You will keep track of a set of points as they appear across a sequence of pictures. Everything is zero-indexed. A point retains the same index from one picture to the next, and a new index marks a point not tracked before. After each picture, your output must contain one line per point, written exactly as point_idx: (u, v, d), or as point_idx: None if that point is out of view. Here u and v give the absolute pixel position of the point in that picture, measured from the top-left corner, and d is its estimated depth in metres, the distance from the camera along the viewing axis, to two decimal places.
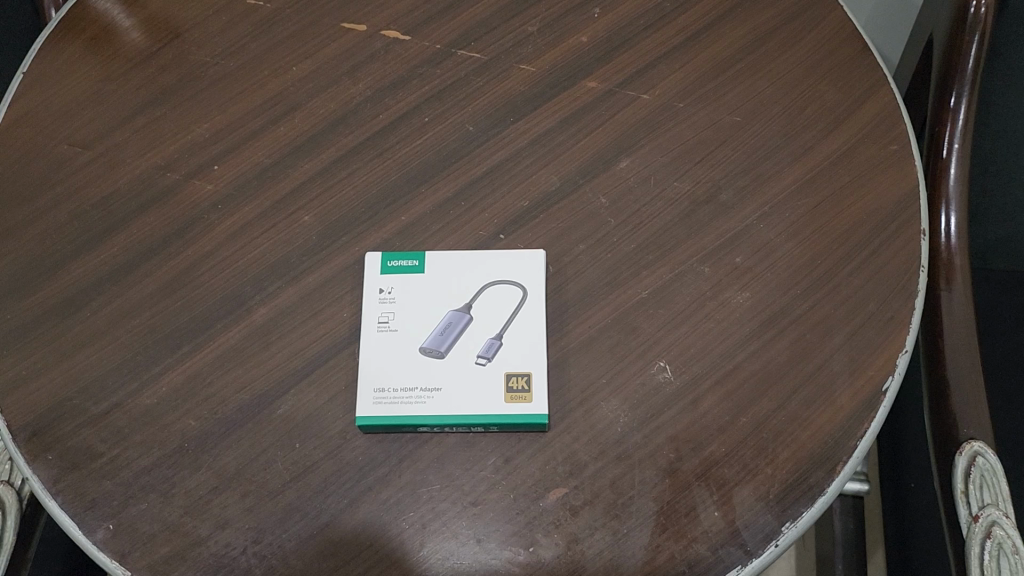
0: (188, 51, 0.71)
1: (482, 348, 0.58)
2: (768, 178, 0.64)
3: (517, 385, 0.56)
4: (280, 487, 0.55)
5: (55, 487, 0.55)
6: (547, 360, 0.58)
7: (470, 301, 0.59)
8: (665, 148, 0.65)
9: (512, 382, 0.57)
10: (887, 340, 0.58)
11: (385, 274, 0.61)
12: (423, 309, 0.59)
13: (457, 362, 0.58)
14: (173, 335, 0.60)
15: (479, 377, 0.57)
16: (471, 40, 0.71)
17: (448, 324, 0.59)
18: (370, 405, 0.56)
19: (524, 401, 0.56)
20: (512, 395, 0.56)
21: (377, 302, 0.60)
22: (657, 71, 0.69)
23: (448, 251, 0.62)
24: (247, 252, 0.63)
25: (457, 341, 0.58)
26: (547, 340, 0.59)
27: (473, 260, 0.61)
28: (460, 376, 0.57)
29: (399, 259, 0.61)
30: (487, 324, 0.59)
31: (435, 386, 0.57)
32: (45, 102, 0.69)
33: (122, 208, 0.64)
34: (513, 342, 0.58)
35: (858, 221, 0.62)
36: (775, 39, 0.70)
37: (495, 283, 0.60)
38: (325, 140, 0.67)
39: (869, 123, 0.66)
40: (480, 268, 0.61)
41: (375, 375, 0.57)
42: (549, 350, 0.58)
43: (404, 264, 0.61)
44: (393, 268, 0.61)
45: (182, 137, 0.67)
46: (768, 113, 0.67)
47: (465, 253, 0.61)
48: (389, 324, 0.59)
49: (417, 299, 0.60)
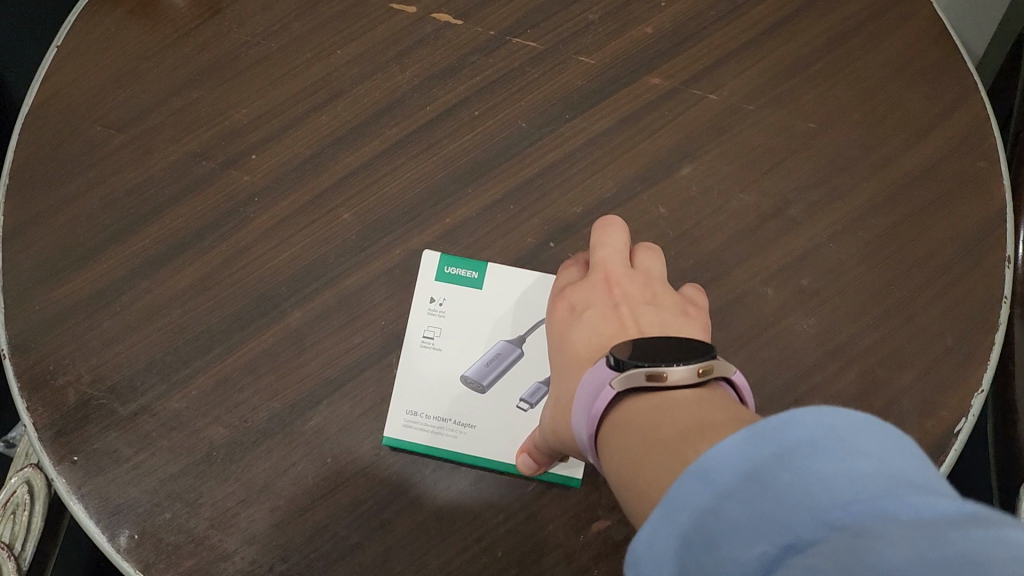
0: (228, 28, 0.66)
1: (527, 391, 0.56)
2: (841, 192, 0.59)
3: None
4: (309, 503, 0.53)
5: (79, 490, 0.54)
6: None
7: (523, 335, 0.58)
8: (733, 154, 0.61)
9: None
10: (960, 378, 0.54)
11: (440, 280, 0.59)
12: (469, 333, 0.58)
13: (497, 399, 0.56)
14: (205, 336, 0.57)
15: (518, 421, 0.56)
16: (528, 27, 0.65)
17: (497, 354, 0.57)
18: (399, 427, 0.55)
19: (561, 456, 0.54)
20: None
21: (424, 310, 0.58)
22: (729, 68, 0.63)
23: (509, 268, 0.59)
24: (285, 249, 0.60)
25: (503, 374, 0.57)
26: None
27: (533, 286, 0.59)
28: (499, 418, 0.56)
29: (457, 267, 0.59)
30: (536, 364, 0.57)
31: (471, 425, 0.56)
32: (74, 75, 0.65)
33: (158, 194, 0.61)
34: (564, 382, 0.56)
35: (938, 245, 0.57)
36: (861, 33, 0.64)
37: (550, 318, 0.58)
38: (369, 131, 0.63)
39: (957, 136, 0.60)
40: (538, 302, 0.58)
41: (411, 394, 0.56)
42: None
43: (462, 273, 0.59)
44: (449, 275, 0.59)
45: (218, 122, 0.63)
46: (848, 119, 0.61)
47: (527, 274, 0.59)
48: (434, 341, 0.57)
49: (466, 320, 0.58)
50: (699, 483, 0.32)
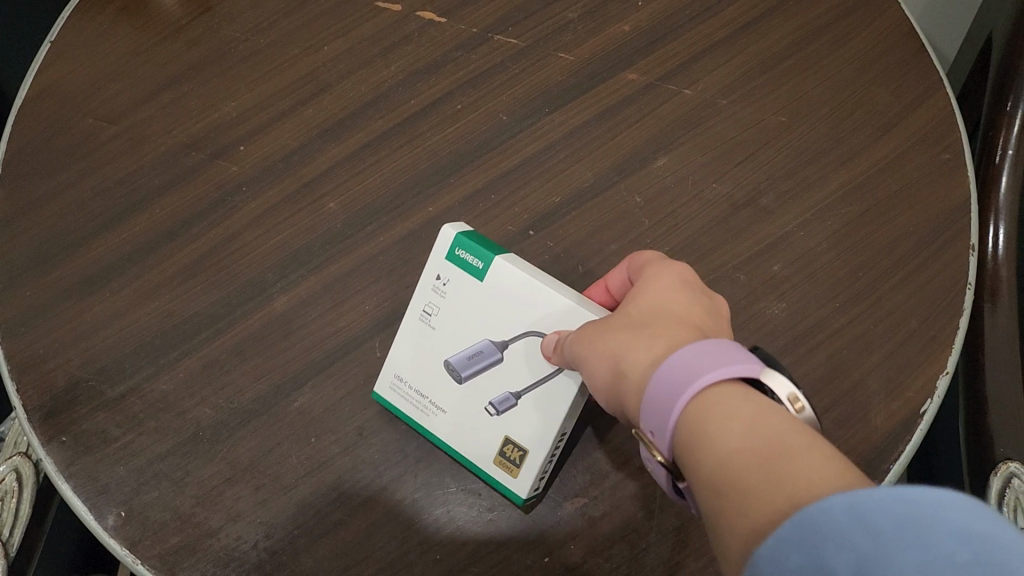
0: (218, 26, 0.69)
1: (497, 397, 0.53)
2: (811, 184, 0.61)
3: (510, 454, 0.53)
4: (294, 481, 0.54)
5: (68, 470, 0.55)
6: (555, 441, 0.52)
7: (510, 341, 0.53)
8: (706, 147, 0.63)
9: (508, 449, 0.53)
10: (927, 359, 0.55)
11: (448, 261, 0.56)
12: (464, 319, 0.55)
13: (471, 395, 0.54)
14: (192, 320, 0.59)
15: (483, 423, 0.54)
16: (509, 25, 0.68)
17: (479, 351, 0.53)
18: (385, 387, 0.56)
19: (509, 473, 0.53)
20: (501, 460, 0.53)
21: (427, 285, 0.56)
22: (702, 65, 0.66)
23: (516, 269, 0.54)
24: (271, 236, 0.61)
25: (478, 373, 0.53)
26: (563, 424, 0.52)
27: (532, 292, 0.53)
28: (467, 415, 0.54)
29: (467, 252, 0.55)
30: (516, 374, 0.53)
31: (439, 411, 0.55)
32: (69, 72, 0.68)
33: (148, 184, 0.63)
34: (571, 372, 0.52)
35: (903, 233, 0.59)
36: (827, 34, 0.67)
37: (536, 335, 0.53)
38: (354, 124, 0.65)
39: (922, 130, 0.63)
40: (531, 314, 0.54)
41: (400, 361, 0.56)
42: (560, 430, 0.52)
43: (470, 260, 0.55)
44: (457, 258, 0.56)
45: (208, 115, 0.66)
46: (816, 114, 0.64)
47: (529, 280, 0.53)
48: (430, 319, 0.56)
49: (465, 306, 0.55)
50: (845, 517, 0.30)
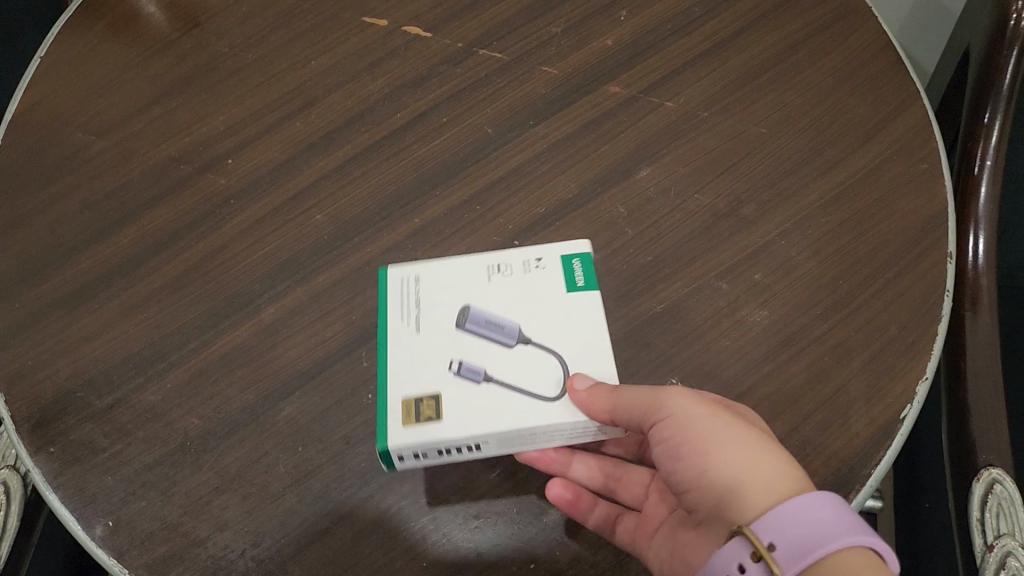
0: (208, 41, 0.71)
1: (470, 366, 0.53)
2: (791, 193, 0.62)
3: (424, 406, 0.52)
4: (280, 490, 0.53)
5: (56, 481, 0.54)
6: (465, 437, 0.51)
7: (531, 342, 0.54)
8: (687, 158, 0.64)
9: (426, 401, 0.52)
10: (908, 364, 0.55)
11: (559, 258, 0.58)
12: (514, 296, 0.57)
13: (451, 342, 0.55)
14: (181, 331, 0.59)
15: (437, 367, 0.54)
16: (493, 40, 0.70)
17: (501, 326, 0.55)
18: (397, 275, 0.59)
19: (403, 418, 0.52)
20: (413, 403, 0.52)
21: (524, 256, 0.59)
22: (682, 79, 0.68)
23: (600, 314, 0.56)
24: (259, 247, 0.62)
25: (486, 341, 0.55)
26: (485, 430, 0.51)
27: (591, 337, 0.55)
28: (434, 352, 0.55)
29: (583, 275, 0.57)
30: (504, 369, 0.53)
31: (417, 328, 0.56)
32: (61, 89, 0.69)
33: (137, 197, 0.64)
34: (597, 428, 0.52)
35: (883, 241, 0.60)
36: (802, 50, 0.69)
37: (560, 370, 0.53)
38: (341, 137, 0.66)
39: (897, 140, 0.64)
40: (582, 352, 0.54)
41: (432, 278, 0.58)
42: (478, 432, 0.51)
43: (579, 276, 0.57)
44: (569, 262, 0.58)
45: (197, 128, 0.67)
46: (794, 126, 0.65)
47: (601, 338, 0.55)
48: (493, 274, 0.58)
49: (527, 291, 0.57)
50: None
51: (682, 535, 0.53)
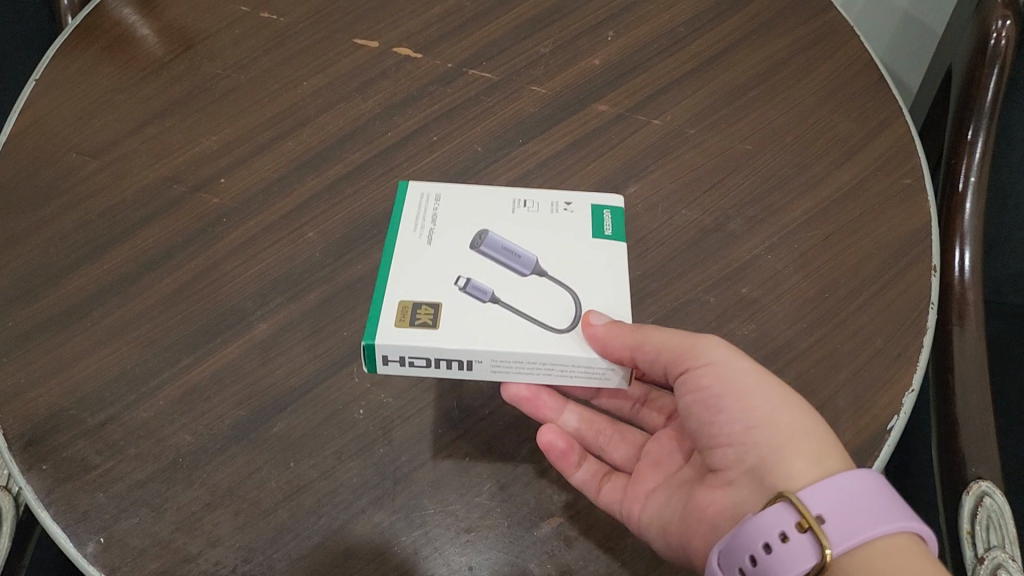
0: (200, 63, 0.73)
1: (478, 283, 0.55)
2: (777, 208, 0.63)
3: (422, 311, 0.53)
4: (273, 506, 0.53)
5: (48, 498, 0.53)
6: (457, 348, 0.52)
7: (546, 276, 0.56)
8: (675, 175, 0.65)
9: (424, 307, 0.53)
10: (893, 376, 0.55)
11: (588, 206, 0.61)
12: (536, 232, 0.59)
13: (463, 259, 0.57)
14: (173, 348, 0.59)
15: (444, 277, 0.55)
16: (483, 60, 0.72)
17: (518, 256, 0.57)
18: (416, 194, 0.61)
19: (398, 317, 0.53)
20: (411, 306, 0.53)
21: (555, 199, 0.61)
22: (669, 97, 0.69)
23: (622, 262, 0.58)
24: (252, 265, 0.62)
25: (499, 264, 0.56)
26: (480, 344, 0.52)
27: (606, 281, 0.57)
28: (444, 264, 0.56)
29: (610, 224, 0.60)
30: (512, 294, 0.54)
31: (429, 241, 0.58)
32: (55, 110, 0.70)
33: (132, 217, 0.64)
34: (611, 370, 0.54)
35: (868, 255, 0.61)
36: (784, 70, 0.71)
37: (571, 307, 0.54)
38: (333, 156, 0.67)
39: (879, 157, 0.65)
40: (599, 292, 0.56)
41: (452, 204, 0.60)
42: (472, 345, 0.52)
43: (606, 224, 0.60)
44: (597, 210, 0.61)
45: (190, 148, 0.68)
46: (779, 143, 0.66)
47: (618, 282, 0.57)
48: (516, 209, 0.60)
49: (550, 230, 0.59)
50: None
51: (683, 493, 0.57)
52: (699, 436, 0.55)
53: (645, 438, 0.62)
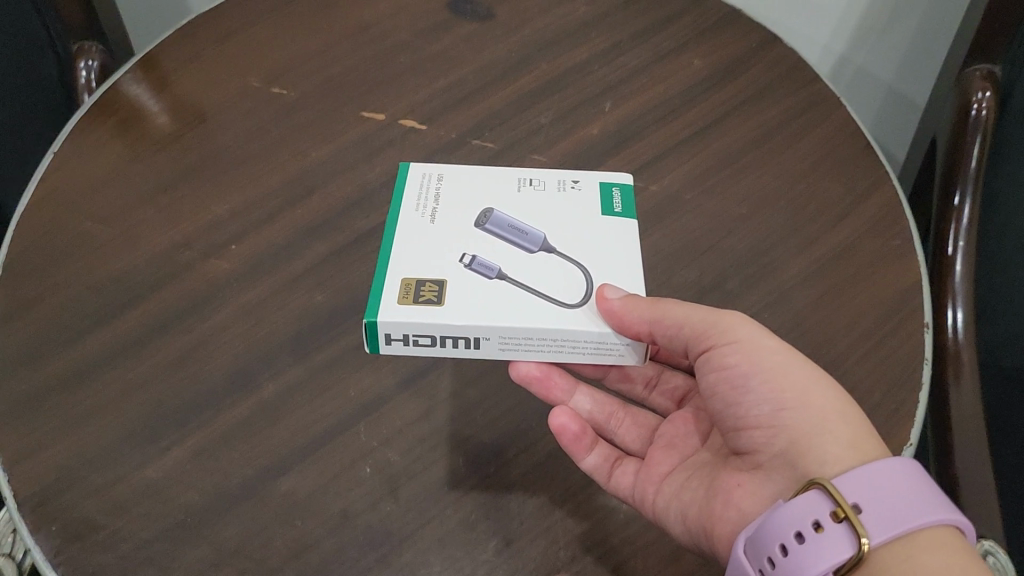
0: (212, 135, 0.75)
1: (483, 262, 0.61)
2: (772, 268, 0.65)
3: (427, 288, 0.59)
4: (279, 565, 0.53)
5: (55, 559, 0.53)
6: (462, 323, 0.57)
7: (552, 253, 0.62)
8: (672, 237, 0.67)
9: (428, 284, 0.60)
10: (892, 431, 0.56)
11: (594, 184, 0.68)
12: (542, 209, 0.66)
13: (470, 235, 0.63)
14: (182, 408, 0.60)
15: (450, 255, 0.62)
16: (485, 130, 0.75)
17: (524, 234, 0.63)
18: (417, 175, 0.69)
19: (403, 293, 0.59)
20: (415, 284, 0.60)
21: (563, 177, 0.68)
22: (665, 164, 0.72)
23: (631, 235, 0.64)
24: (261, 328, 0.64)
25: (505, 240, 0.63)
26: (484, 321, 0.57)
27: (610, 254, 0.63)
28: (450, 244, 0.62)
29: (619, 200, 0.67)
30: (518, 271, 0.60)
31: (431, 220, 0.65)
32: (72, 182, 0.72)
33: (144, 282, 0.66)
34: (628, 346, 0.59)
35: (862, 312, 0.62)
36: (776, 137, 0.74)
37: (579, 284, 0.60)
38: (340, 223, 0.69)
39: (869, 219, 0.68)
40: (603, 264, 0.62)
41: (461, 185, 0.67)
42: (476, 321, 0.57)
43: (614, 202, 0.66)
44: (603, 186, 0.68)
45: (202, 215, 0.70)
46: (772, 206, 0.69)
47: (624, 256, 0.63)
48: (523, 188, 0.67)
49: (556, 209, 0.66)
50: None
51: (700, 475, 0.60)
52: (724, 417, 0.58)
53: (657, 423, 0.66)
